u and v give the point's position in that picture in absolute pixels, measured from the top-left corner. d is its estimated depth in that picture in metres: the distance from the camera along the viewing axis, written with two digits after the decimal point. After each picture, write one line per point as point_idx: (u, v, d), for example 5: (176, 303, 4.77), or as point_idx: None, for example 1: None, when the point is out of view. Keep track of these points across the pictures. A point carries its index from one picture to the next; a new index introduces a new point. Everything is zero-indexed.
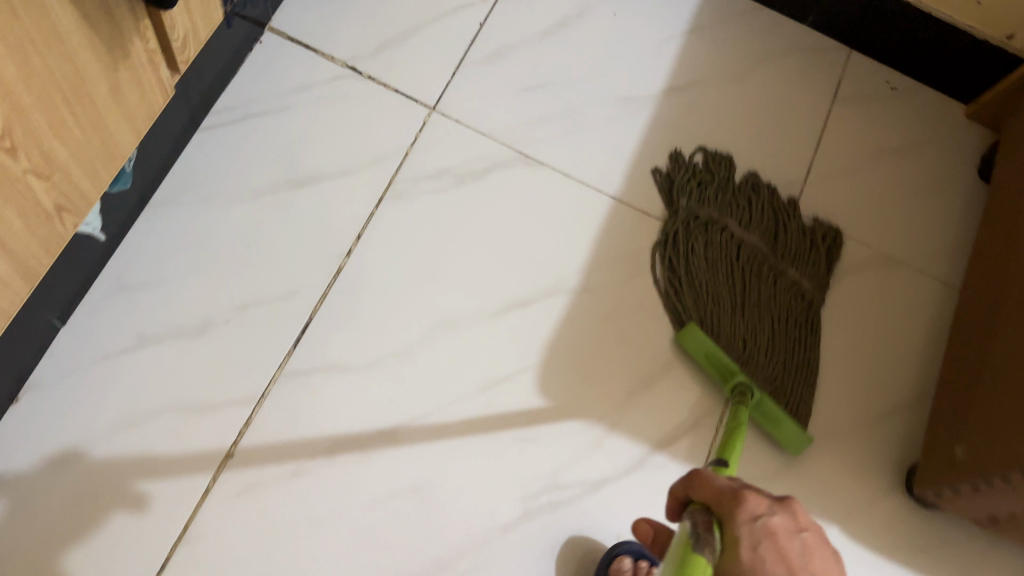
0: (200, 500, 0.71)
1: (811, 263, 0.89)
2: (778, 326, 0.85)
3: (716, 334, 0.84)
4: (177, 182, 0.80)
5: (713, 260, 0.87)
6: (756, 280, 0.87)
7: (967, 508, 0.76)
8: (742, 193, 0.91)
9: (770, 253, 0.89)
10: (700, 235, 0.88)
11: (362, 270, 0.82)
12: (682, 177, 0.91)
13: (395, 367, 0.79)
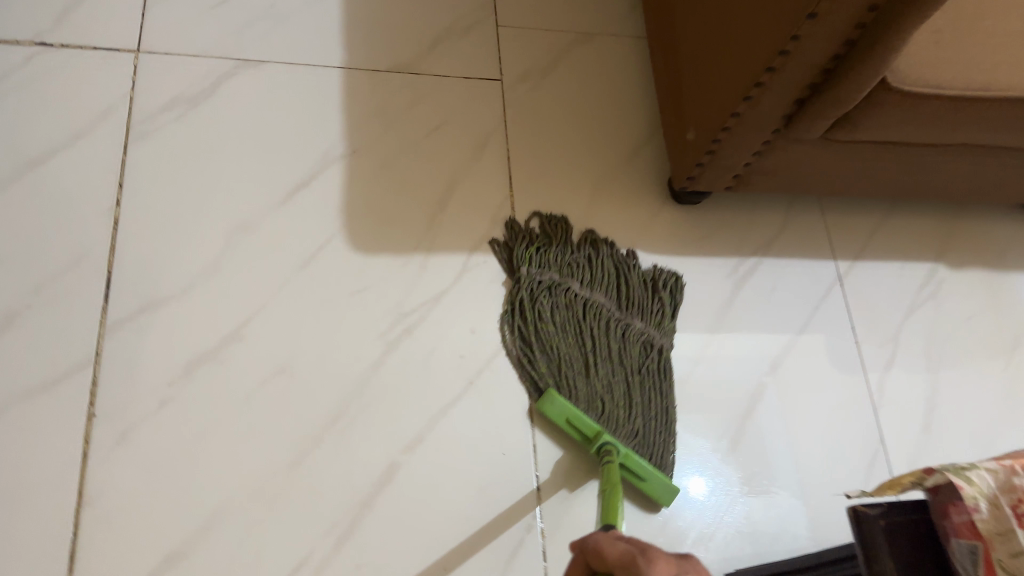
0: (82, 466, 0.73)
1: (656, 312, 0.91)
2: (635, 380, 0.86)
3: (577, 398, 0.84)
4: None
5: (560, 322, 0.88)
6: (605, 337, 0.88)
7: (716, 179, 0.90)
8: (582, 254, 0.92)
9: (617, 312, 0.90)
10: (544, 300, 0.88)
11: (137, 212, 0.83)
12: (519, 246, 0.91)
13: (212, 281, 0.83)
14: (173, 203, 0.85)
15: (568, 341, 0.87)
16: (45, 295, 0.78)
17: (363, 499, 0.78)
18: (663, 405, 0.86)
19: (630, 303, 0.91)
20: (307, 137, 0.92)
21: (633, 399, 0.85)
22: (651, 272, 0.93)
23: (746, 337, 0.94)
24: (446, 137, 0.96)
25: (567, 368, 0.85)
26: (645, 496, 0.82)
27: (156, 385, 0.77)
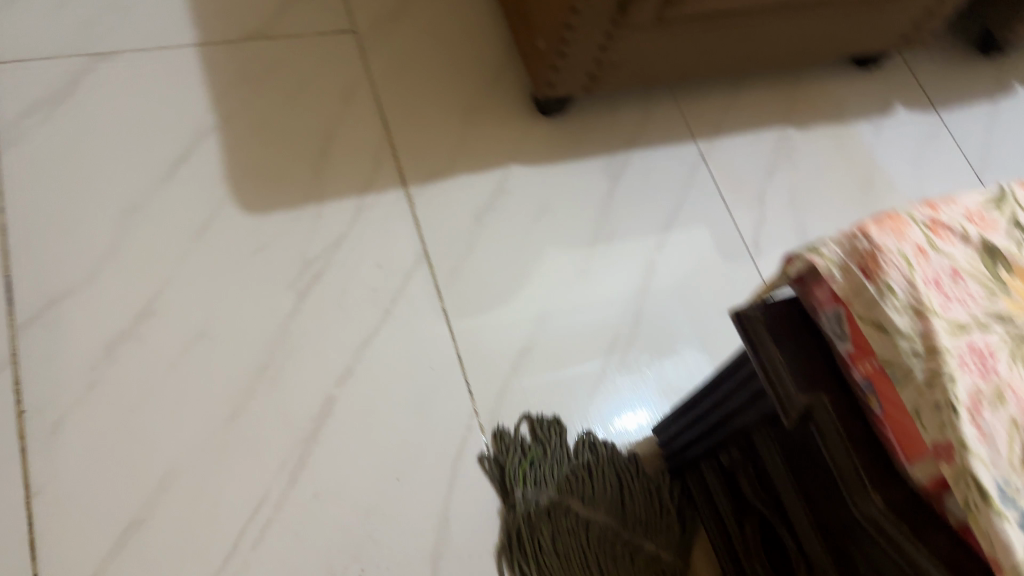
0: (23, 460, 0.75)
1: (667, 529, 0.83)
2: (641, 565, 0.81)
3: None
4: None
5: (566, 556, 0.80)
6: (613, 562, 0.80)
7: (572, 82, 0.97)
8: (583, 465, 0.85)
9: (622, 527, 0.82)
10: (545, 527, 0.80)
11: (23, 216, 0.85)
12: (511, 462, 0.83)
13: (114, 266, 0.85)
14: (57, 201, 0.87)
15: (566, 540, 0.80)
16: None
17: (307, 433, 0.82)
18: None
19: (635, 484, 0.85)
20: (176, 116, 0.95)
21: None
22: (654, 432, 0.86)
23: (631, 221, 1.01)
24: (314, 93, 1.00)
25: None
26: None
27: (80, 370, 0.79)
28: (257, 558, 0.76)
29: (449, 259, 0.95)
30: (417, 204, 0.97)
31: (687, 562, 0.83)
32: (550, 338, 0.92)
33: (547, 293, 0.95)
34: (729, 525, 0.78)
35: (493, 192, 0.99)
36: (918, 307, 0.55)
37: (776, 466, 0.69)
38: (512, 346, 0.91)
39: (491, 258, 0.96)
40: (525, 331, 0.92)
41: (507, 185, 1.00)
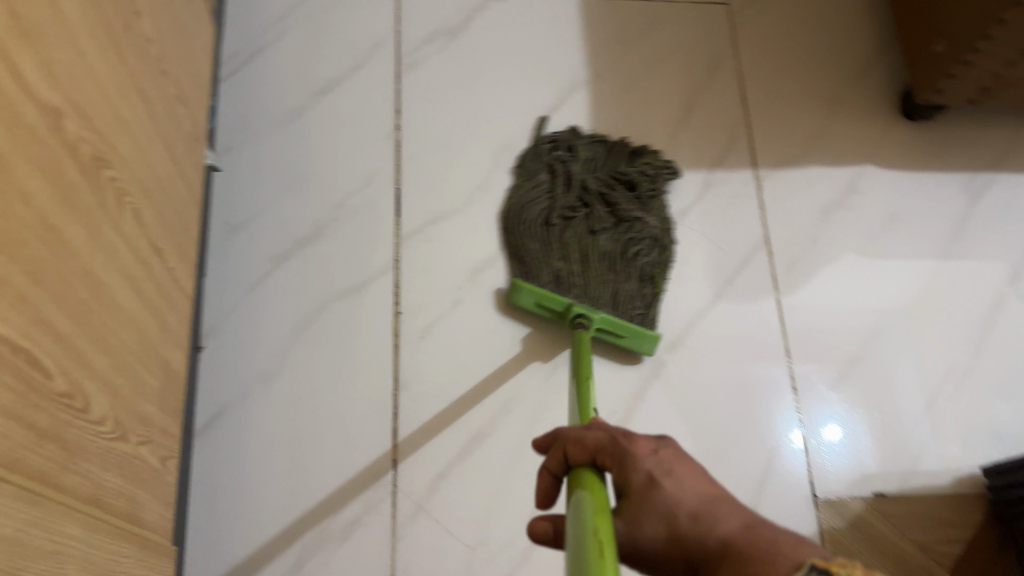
0: (394, 357, 0.85)
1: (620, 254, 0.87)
2: (632, 241, 0.88)
3: (590, 287, 0.84)
4: (232, 130, 0.93)
5: (591, 271, 0.85)
6: (591, 242, 0.87)
7: (960, 92, 0.92)
8: (568, 232, 0.87)
9: (603, 241, 0.87)
10: (588, 281, 0.84)
11: (415, 137, 0.94)
12: (574, 283, 0.84)
13: (484, 198, 0.92)
14: (443, 129, 0.95)
15: (587, 256, 0.86)
16: (347, 208, 0.90)
17: (637, 392, 0.86)
18: (650, 226, 0.90)
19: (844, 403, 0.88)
20: (555, 65, 1.00)
21: (643, 260, 0.88)
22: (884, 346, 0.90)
23: (984, 248, 0.96)
24: (680, 60, 1.02)
25: (582, 281, 0.84)
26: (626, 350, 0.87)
27: (448, 288, 0.88)
28: None
29: (788, 251, 0.94)
30: (766, 190, 0.97)
31: None
32: (883, 351, 0.90)
33: (886, 305, 0.92)
34: None
35: (844, 189, 0.97)
36: None
37: None
38: (843, 350, 0.90)
39: (831, 257, 0.94)
40: (857, 340, 0.90)
41: (860, 184, 0.97)
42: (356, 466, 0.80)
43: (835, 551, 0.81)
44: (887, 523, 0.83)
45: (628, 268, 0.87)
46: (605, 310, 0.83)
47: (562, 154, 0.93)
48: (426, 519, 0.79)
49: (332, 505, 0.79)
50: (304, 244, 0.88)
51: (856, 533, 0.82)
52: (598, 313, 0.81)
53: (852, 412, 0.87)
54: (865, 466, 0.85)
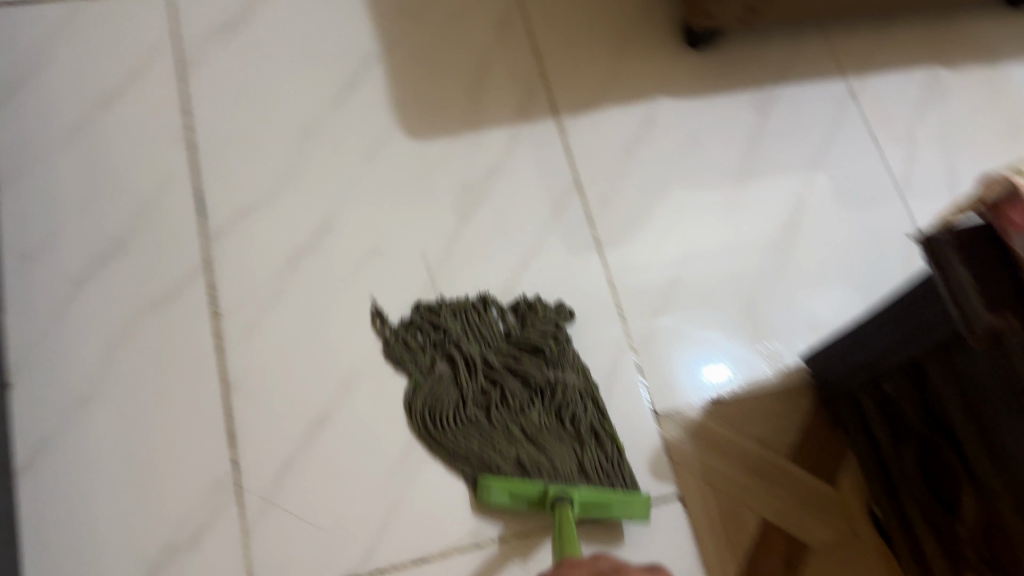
0: (219, 357, 0.83)
1: (528, 397, 0.83)
2: (567, 410, 0.83)
3: (517, 445, 0.80)
4: (11, 158, 0.88)
5: (541, 446, 0.81)
6: (527, 419, 0.82)
7: (727, 14, 0.97)
8: (508, 424, 0.81)
9: (524, 411, 0.83)
10: (534, 451, 0.80)
11: (209, 136, 0.92)
12: (529, 463, 0.79)
13: (291, 184, 0.90)
14: (239, 123, 0.93)
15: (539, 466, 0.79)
16: (148, 217, 0.87)
17: None
18: (581, 386, 0.84)
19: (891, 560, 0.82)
20: (344, 44, 0.99)
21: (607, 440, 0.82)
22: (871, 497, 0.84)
23: (778, 158, 1.02)
24: (468, 23, 1.03)
25: (525, 458, 0.80)
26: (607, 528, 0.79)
27: (266, 279, 0.86)
28: (429, 458, 0.81)
29: (599, 190, 0.97)
30: (570, 134, 0.99)
31: (834, 488, 0.84)
32: (699, 267, 0.94)
33: (696, 224, 0.97)
34: (883, 444, 0.79)
35: (643, 123, 1.01)
36: None
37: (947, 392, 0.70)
38: (661, 273, 0.94)
39: (640, 188, 0.98)
40: (673, 261, 0.94)
41: (657, 116, 1.02)
42: (195, 472, 0.78)
43: (682, 460, 0.84)
44: (725, 425, 0.87)
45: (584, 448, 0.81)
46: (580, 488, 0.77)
47: (427, 337, 0.85)
48: (276, 510, 0.77)
49: (175, 516, 0.76)
50: (106, 262, 0.85)
51: (698, 440, 0.86)
52: (576, 495, 0.76)
53: (677, 329, 0.91)
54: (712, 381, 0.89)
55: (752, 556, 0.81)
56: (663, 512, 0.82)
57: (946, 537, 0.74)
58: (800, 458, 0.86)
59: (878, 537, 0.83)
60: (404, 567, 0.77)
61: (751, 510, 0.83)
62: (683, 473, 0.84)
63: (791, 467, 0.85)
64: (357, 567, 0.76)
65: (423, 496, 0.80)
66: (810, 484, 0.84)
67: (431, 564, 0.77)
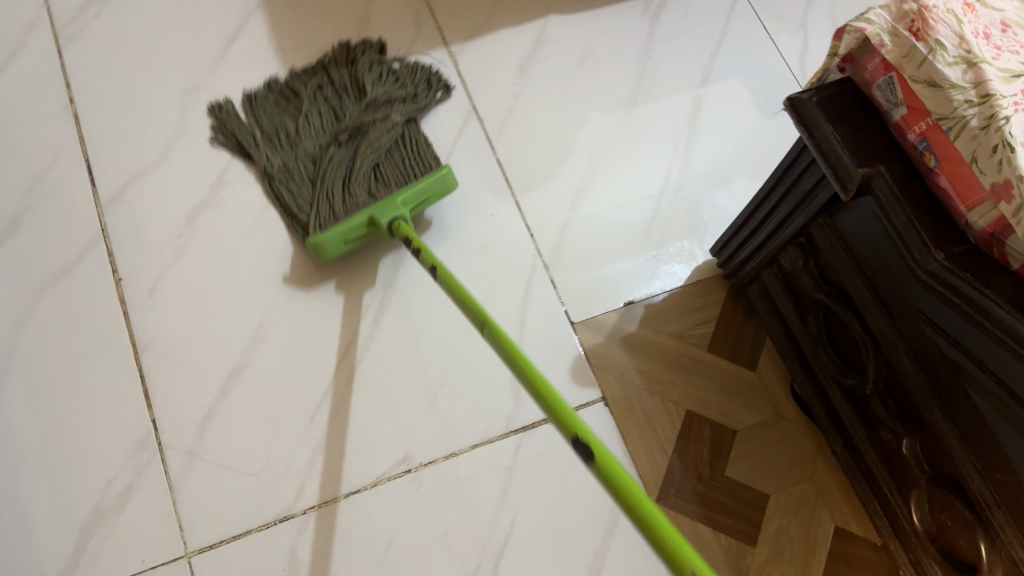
0: (127, 321, 0.82)
1: (381, 128, 0.88)
2: (366, 121, 0.88)
3: (326, 135, 0.87)
4: None
5: (319, 128, 0.88)
6: (331, 123, 0.89)
7: None
8: (320, 150, 0.87)
9: (340, 130, 0.88)
10: (355, 133, 0.88)
11: (92, 105, 0.90)
12: (332, 112, 0.90)
13: (181, 144, 0.90)
14: (122, 89, 0.91)
15: (359, 154, 0.85)
16: (39, 192, 0.86)
17: (383, 281, 0.86)
18: (386, 88, 0.91)
19: (339, 100, 0.91)
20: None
21: (369, 84, 0.91)
22: (298, 85, 0.91)
23: (673, 61, 1.02)
24: None
25: (324, 128, 0.88)
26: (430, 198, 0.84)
27: (167, 239, 0.85)
28: (349, 393, 0.81)
29: (498, 113, 0.97)
30: (462, 62, 0.99)
31: (755, 371, 0.86)
32: (603, 181, 0.95)
33: (596, 140, 0.97)
34: (794, 323, 0.80)
35: (535, 42, 1.01)
36: (969, 59, 0.56)
37: (837, 254, 0.71)
38: (567, 187, 0.94)
39: (538, 106, 0.98)
40: (577, 178, 0.95)
41: (548, 34, 1.02)
42: (115, 438, 0.78)
43: (602, 365, 0.85)
44: (643, 325, 0.87)
45: (303, 139, 0.87)
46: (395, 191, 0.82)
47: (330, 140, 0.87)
48: (201, 462, 0.77)
49: (99, 483, 0.76)
50: (0, 240, 0.83)
51: (615, 341, 0.86)
52: (400, 198, 0.81)
53: (588, 246, 0.91)
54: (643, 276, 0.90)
55: (680, 448, 0.82)
56: (588, 417, 0.82)
57: (859, 400, 0.75)
58: (719, 348, 0.87)
59: (802, 415, 0.85)
60: (336, 501, 0.77)
61: (676, 404, 0.84)
62: (606, 376, 0.84)
63: (711, 358, 0.86)
64: (289, 507, 0.76)
65: (348, 430, 0.80)
66: (732, 372, 0.86)
67: (363, 494, 0.77)
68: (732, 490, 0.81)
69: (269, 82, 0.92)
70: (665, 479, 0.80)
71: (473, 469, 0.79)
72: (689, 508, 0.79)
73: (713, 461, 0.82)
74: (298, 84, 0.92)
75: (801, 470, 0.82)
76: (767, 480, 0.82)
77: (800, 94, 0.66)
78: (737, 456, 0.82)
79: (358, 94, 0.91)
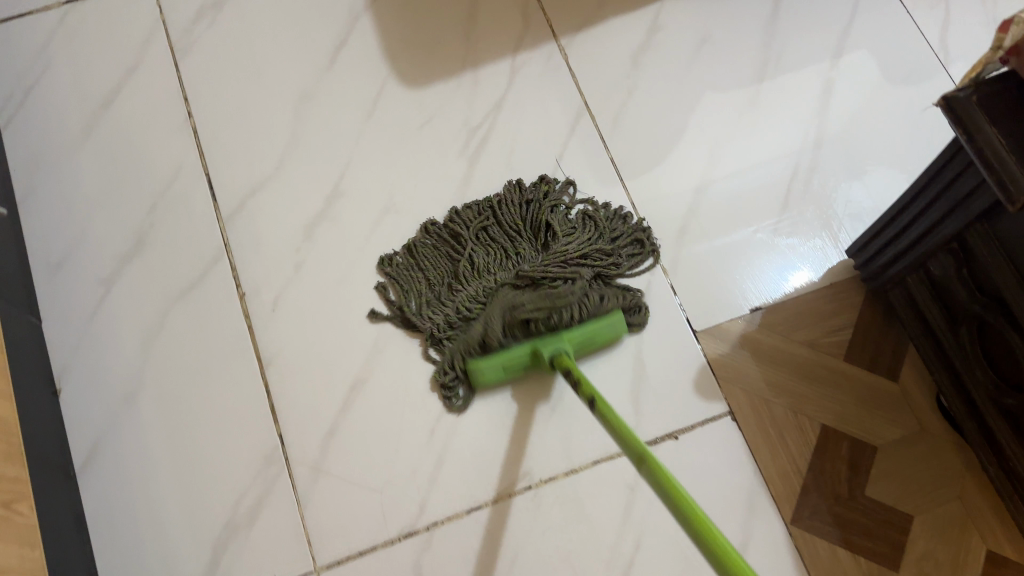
0: (251, 336, 0.83)
1: (555, 280, 0.80)
2: (544, 269, 0.80)
3: (497, 280, 0.81)
4: (26, 169, 0.90)
5: (490, 271, 0.82)
6: (500, 270, 0.82)
7: None
8: (485, 300, 0.80)
9: (515, 284, 0.80)
10: (525, 283, 0.80)
11: (209, 118, 0.92)
12: (507, 258, 0.83)
13: (296, 156, 0.90)
14: (237, 101, 0.92)
15: (514, 304, 0.77)
16: (163, 209, 0.88)
17: None
18: (581, 237, 0.83)
19: (514, 243, 0.84)
20: (330, 2, 0.97)
21: (557, 232, 0.83)
22: (461, 224, 0.85)
23: (798, 43, 0.95)
24: None
25: (506, 283, 0.80)
26: (606, 341, 0.80)
27: (286, 252, 0.86)
28: (467, 408, 0.80)
29: (610, 108, 0.93)
30: (572, 56, 0.95)
31: (896, 382, 0.81)
32: (724, 177, 0.90)
33: (715, 133, 0.92)
34: (942, 330, 0.74)
35: (649, 31, 0.96)
36: None
37: (998, 265, 0.64)
38: (686, 185, 0.89)
39: (653, 98, 0.93)
40: (696, 174, 0.90)
41: (662, 21, 0.96)
42: (244, 452, 0.79)
43: (728, 377, 0.81)
44: (771, 333, 0.83)
45: (478, 292, 0.80)
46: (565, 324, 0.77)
47: (508, 292, 0.79)
48: (327, 476, 0.78)
49: (231, 496, 0.78)
50: (130, 258, 0.86)
51: (741, 351, 0.82)
52: (566, 332, 0.76)
53: (713, 244, 0.87)
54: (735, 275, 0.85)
55: (813, 465, 0.78)
56: (714, 432, 0.79)
57: (1019, 419, 0.69)
58: (855, 358, 0.82)
59: (949, 428, 0.79)
60: (458, 518, 0.77)
61: (809, 419, 0.79)
62: (731, 389, 0.80)
63: (847, 368, 0.81)
64: (412, 523, 0.77)
65: (468, 445, 0.79)
66: (870, 384, 0.80)
67: (484, 511, 0.77)
68: (872, 510, 0.76)
69: (426, 227, 0.86)
70: (799, 498, 0.77)
71: (596, 486, 0.77)
72: (826, 530, 0.76)
73: (852, 479, 0.77)
74: (460, 225, 0.85)
75: (948, 489, 0.77)
76: (910, 500, 0.76)
77: (954, 91, 0.60)
78: (877, 474, 0.77)
79: (541, 240, 0.84)
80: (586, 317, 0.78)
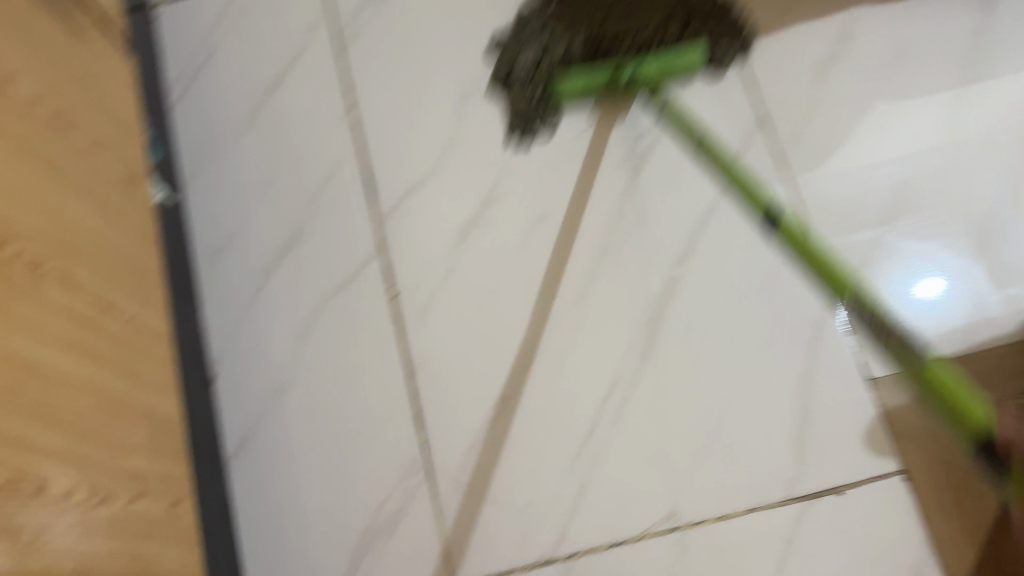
0: (399, 340, 0.82)
1: (648, 26, 0.84)
2: (643, 9, 0.85)
3: (605, 28, 0.83)
4: (194, 153, 0.92)
5: (594, 37, 0.83)
6: (602, 32, 0.83)
7: None
8: (601, 57, 0.83)
9: (599, 27, 0.83)
10: (624, 26, 0.84)
11: (369, 112, 0.90)
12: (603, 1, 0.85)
13: (454, 156, 0.88)
14: (397, 96, 0.90)
15: (647, 63, 0.82)
16: (320, 203, 0.87)
17: (654, 315, 0.80)
18: None
19: None
20: None
21: None
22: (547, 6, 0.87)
23: (1014, 58, 0.84)
24: None
25: (609, 40, 0.83)
26: (686, 71, 0.84)
27: (438, 256, 0.85)
28: (615, 437, 0.77)
29: (789, 124, 0.86)
30: (751, 64, 0.88)
31: None
32: (916, 205, 0.81)
33: (909, 158, 0.83)
34: None
35: (839, 39, 0.88)
36: None
37: None
38: (869, 215, 0.82)
39: (840, 115, 0.85)
40: (883, 201, 0.82)
41: (855, 29, 0.88)
42: (386, 459, 0.79)
43: (902, 432, 0.74)
44: None
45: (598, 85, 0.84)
46: (648, 50, 0.83)
47: (614, 58, 0.83)
48: (468, 492, 0.77)
49: (372, 502, 0.78)
50: (286, 250, 0.86)
51: (920, 405, 0.74)
52: (649, 55, 0.82)
53: (889, 274, 0.80)
54: (891, 309, 0.78)
55: None
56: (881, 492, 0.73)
57: None
58: None
59: None
60: (599, 551, 0.74)
61: None
62: (905, 446, 0.74)
63: None
64: (551, 551, 0.75)
65: (613, 476, 0.76)
66: None
67: (626, 547, 0.74)
68: None
69: (525, 14, 0.89)
70: None
71: (747, 536, 0.73)
72: None
73: None
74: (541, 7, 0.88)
75: None
76: None
77: None
78: None
79: None
80: (670, 48, 0.83)
